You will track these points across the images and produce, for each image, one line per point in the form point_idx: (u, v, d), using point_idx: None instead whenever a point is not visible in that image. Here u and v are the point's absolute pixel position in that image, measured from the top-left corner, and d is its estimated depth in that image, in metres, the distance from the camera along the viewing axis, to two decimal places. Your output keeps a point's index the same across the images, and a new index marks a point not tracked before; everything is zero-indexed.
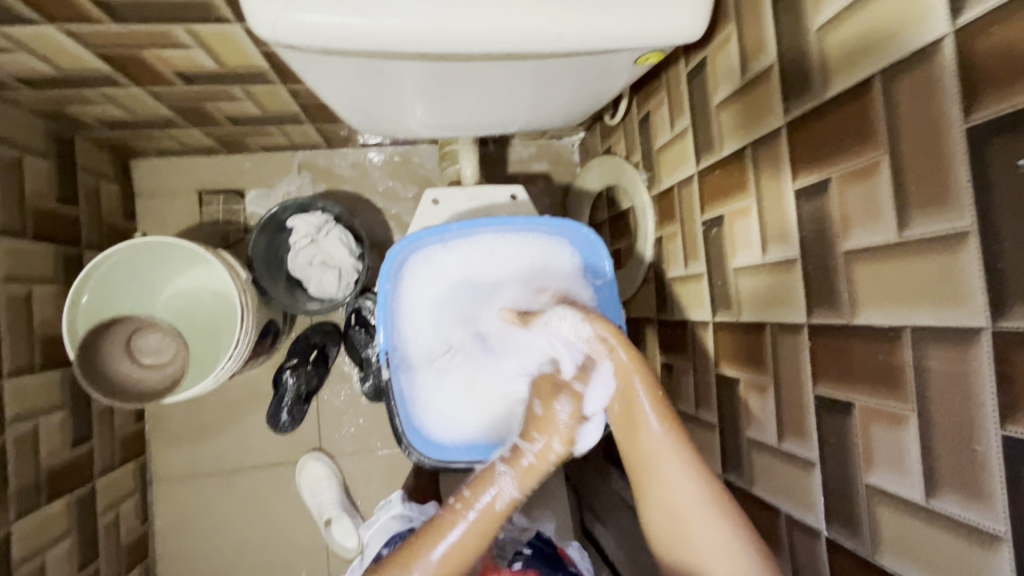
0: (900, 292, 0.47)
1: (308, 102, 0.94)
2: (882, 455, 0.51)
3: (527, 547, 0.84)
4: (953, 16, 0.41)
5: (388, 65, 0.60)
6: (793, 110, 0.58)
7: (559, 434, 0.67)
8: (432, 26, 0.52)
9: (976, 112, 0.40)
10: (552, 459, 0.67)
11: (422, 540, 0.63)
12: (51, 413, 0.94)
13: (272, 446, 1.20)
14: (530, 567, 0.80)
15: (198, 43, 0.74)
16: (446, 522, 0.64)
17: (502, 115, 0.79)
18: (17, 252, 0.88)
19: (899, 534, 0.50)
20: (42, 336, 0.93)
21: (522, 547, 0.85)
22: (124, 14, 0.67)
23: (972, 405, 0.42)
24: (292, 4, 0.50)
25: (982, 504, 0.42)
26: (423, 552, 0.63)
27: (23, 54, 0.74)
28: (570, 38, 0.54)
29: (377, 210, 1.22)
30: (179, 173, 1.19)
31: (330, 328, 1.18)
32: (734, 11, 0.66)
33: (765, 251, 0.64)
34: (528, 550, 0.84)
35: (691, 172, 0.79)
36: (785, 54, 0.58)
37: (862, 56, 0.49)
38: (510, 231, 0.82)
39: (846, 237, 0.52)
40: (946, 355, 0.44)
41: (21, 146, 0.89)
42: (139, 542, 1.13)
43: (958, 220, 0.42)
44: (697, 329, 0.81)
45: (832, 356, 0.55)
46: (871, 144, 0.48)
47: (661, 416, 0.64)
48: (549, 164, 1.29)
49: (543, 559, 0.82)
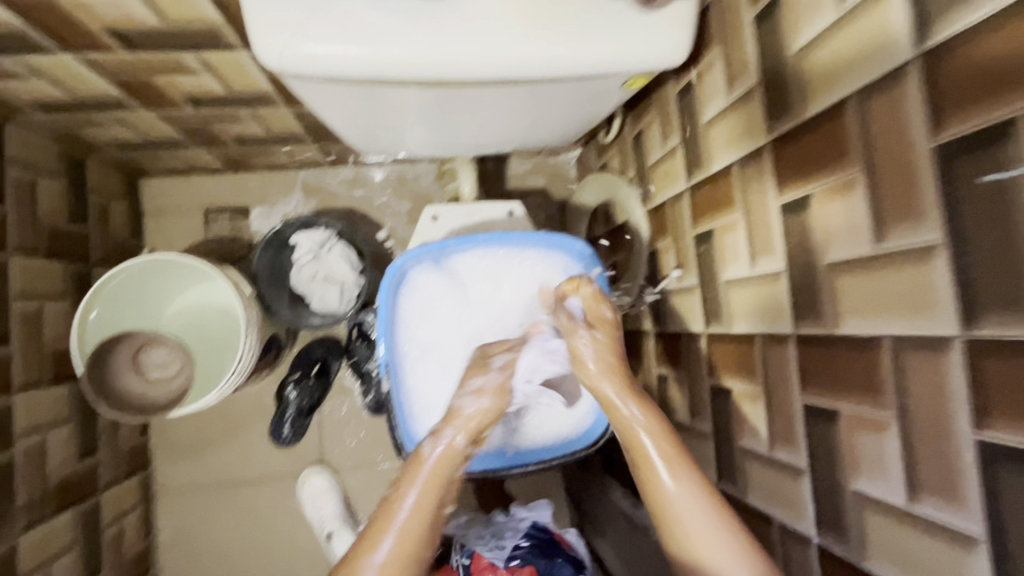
0: (879, 303, 0.49)
1: (311, 122, 0.97)
2: (867, 461, 0.52)
3: (525, 541, 0.83)
4: (918, 41, 0.44)
5: (387, 90, 0.63)
6: (775, 130, 0.60)
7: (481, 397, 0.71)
8: (428, 54, 0.54)
9: (940, 132, 0.42)
10: (475, 431, 0.69)
11: (364, 544, 0.62)
12: (58, 427, 0.95)
13: (275, 459, 1.22)
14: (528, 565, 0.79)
15: (207, 69, 0.77)
16: (382, 523, 0.63)
17: (498, 135, 0.82)
18: (28, 270, 0.91)
19: (886, 540, 0.51)
20: (52, 351, 0.96)
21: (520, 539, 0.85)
22: (137, 44, 0.70)
23: (949, 413, 0.44)
24: (294, 34, 0.52)
25: (961, 507, 0.44)
26: (367, 554, 0.61)
27: (39, 81, 0.77)
28: (559, 63, 0.57)
29: (378, 226, 1.25)
30: (184, 191, 1.22)
31: (332, 343, 1.20)
32: (719, 35, 0.69)
33: (753, 264, 0.66)
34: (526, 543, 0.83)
35: (682, 188, 0.81)
36: (767, 76, 0.61)
37: (836, 80, 0.52)
38: (506, 245, 0.84)
39: (829, 250, 0.54)
40: (922, 363, 0.45)
41: (35, 167, 0.92)
42: (141, 555, 1.14)
43: (928, 233, 0.44)
44: (691, 341, 0.83)
45: (819, 366, 0.57)
46: (848, 162, 0.51)
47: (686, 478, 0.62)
48: (546, 180, 1.31)
49: (538, 555, 0.81)
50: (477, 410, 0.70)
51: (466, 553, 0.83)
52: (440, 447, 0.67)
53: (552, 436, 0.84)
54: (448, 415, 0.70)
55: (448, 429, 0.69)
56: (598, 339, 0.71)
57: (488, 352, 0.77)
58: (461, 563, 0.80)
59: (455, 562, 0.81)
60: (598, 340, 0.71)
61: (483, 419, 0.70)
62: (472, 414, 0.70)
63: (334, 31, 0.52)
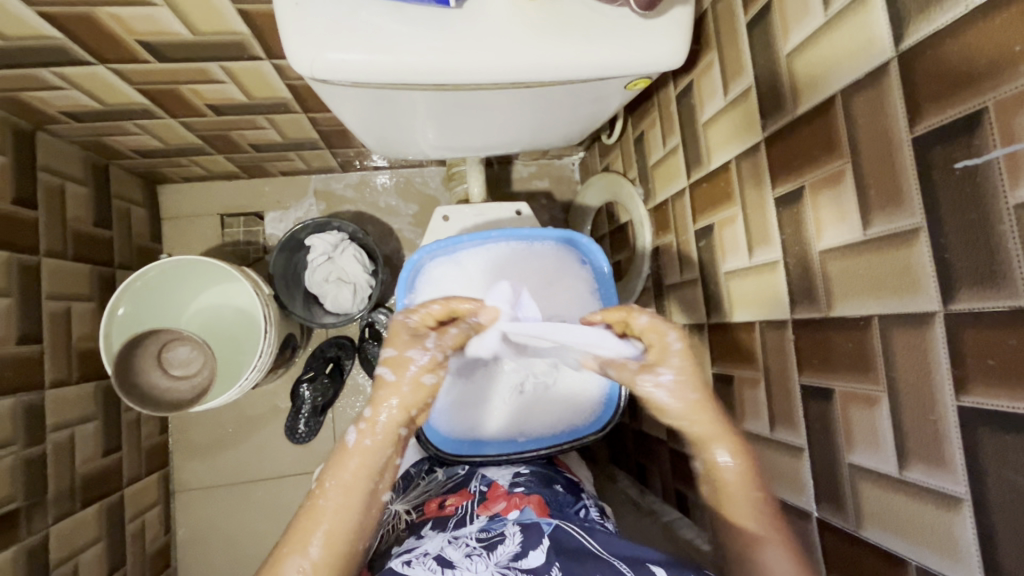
0: (867, 285, 0.53)
1: (326, 128, 1.02)
2: (860, 434, 0.56)
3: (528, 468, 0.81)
4: (896, 42, 0.48)
5: (403, 94, 0.67)
6: (769, 126, 0.64)
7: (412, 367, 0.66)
8: (444, 61, 0.59)
9: (918, 124, 0.46)
10: (407, 401, 0.66)
11: (291, 543, 0.59)
12: (85, 423, 0.99)
13: (290, 456, 1.25)
14: (538, 495, 0.72)
15: (230, 78, 0.82)
16: (310, 521, 0.61)
17: (506, 136, 0.86)
18: (57, 272, 0.95)
19: (880, 508, 0.54)
20: (79, 350, 1.00)
21: (520, 468, 0.83)
22: (167, 55, 0.74)
23: (933, 383, 0.47)
24: (324, 43, 0.56)
25: (947, 470, 0.47)
26: (295, 553, 0.59)
27: (73, 91, 0.81)
28: (566, 67, 0.61)
29: (388, 229, 1.30)
30: (200, 197, 1.27)
31: (344, 342, 1.24)
32: (716, 39, 0.73)
33: (751, 255, 0.70)
34: (532, 479, 0.78)
35: (682, 185, 0.85)
36: (761, 76, 0.65)
37: (824, 79, 0.56)
38: (516, 241, 0.88)
39: (821, 238, 0.58)
40: (907, 337, 0.49)
41: (63, 174, 0.96)
42: (162, 550, 1.18)
43: (910, 217, 0.48)
44: (695, 331, 0.86)
45: (815, 347, 0.60)
46: (837, 154, 0.54)
47: (744, 498, 0.61)
48: (550, 182, 1.36)
49: (547, 492, 0.74)
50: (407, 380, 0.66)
51: (485, 480, 0.79)
52: (362, 429, 0.65)
53: (554, 427, 0.88)
54: (375, 387, 0.67)
55: (374, 411, 0.65)
56: (678, 380, 0.64)
57: (415, 324, 0.70)
58: (479, 489, 0.76)
59: (473, 489, 0.77)
60: (680, 385, 0.64)
61: (413, 392, 0.67)
62: (403, 386, 0.66)
63: (360, 41, 0.56)
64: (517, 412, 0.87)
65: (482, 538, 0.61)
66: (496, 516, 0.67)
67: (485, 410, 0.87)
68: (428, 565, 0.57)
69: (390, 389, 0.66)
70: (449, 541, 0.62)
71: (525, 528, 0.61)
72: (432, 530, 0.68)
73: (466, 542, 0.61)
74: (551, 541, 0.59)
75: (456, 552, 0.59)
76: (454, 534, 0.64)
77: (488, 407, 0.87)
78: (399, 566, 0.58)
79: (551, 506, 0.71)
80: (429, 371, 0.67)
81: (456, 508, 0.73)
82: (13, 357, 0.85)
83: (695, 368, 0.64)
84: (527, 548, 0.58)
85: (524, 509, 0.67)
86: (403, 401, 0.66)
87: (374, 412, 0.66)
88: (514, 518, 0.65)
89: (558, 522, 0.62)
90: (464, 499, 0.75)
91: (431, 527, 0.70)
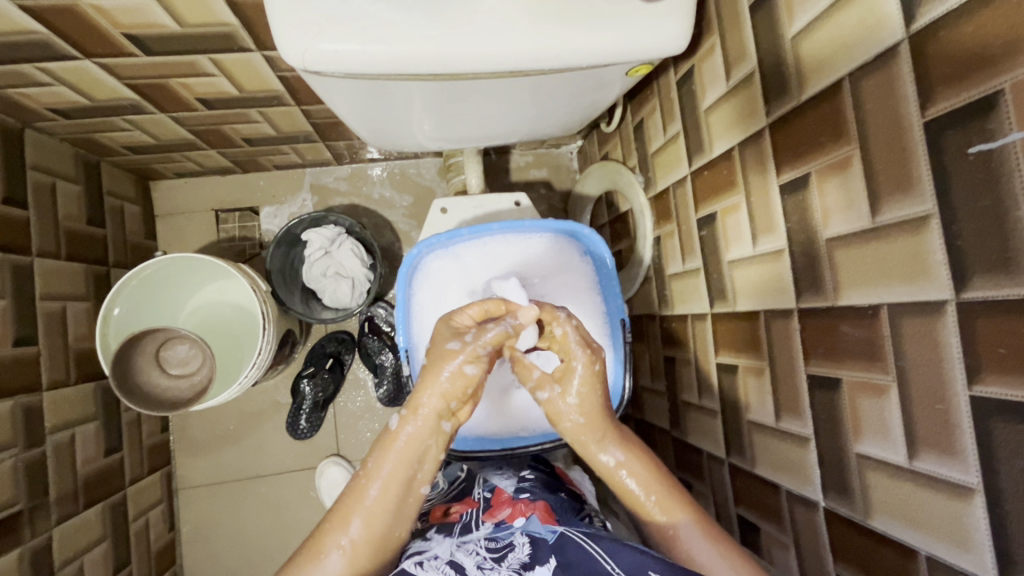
0: (877, 274, 0.52)
1: (320, 120, 1.00)
2: (868, 423, 0.55)
3: (530, 475, 0.81)
4: (907, 23, 0.46)
5: (402, 84, 0.65)
6: (774, 111, 0.63)
7: (461, 357, 0.64)
8: (440, 50, 0.57)
9: (930, 108, 0.45)
10: (449, 395, 0.64)
11: (333, 521, 0.61)
12: (85, 424, 0.98)
13: (292, 452, 1.25)
14: (542, 501, 0.72)
15: (221, 71, 0.80)
16: (353, 501, 0.62)
17: (504, 126, 0.84)
18: (52, 272, 0.94)
19: (889, 498, 0.54)
20: (76, 350, 0.99)
21: (522, 474, 0.82)
22: (155, 48, 0.72)
23: (944, 374, 0.46)
24: (316, 33, 0.54)
25: (958, 460, 0.46)
26: (336, 533, 0.60)
27: (60, 87, 0.79)
28: (565, 53, 0.60)
29: (385, 222, 1.28)
30: (195, 192, 1.25)
31: (343, 337, 1.23)
32: (718, 22, 0.71)
33: (756, 244, 0.69)
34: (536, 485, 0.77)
35: (684, 173, 0.84)
36: (765, 60, 0.63)
37: (830, 63, 0.54)
38: (514, 233, 0.87)
39: (828, 225, 0.57)
40: (917, 327, 0.48)
41: (54, 171, 0.95)
42: (167, 548, 1.17)
43: (920, 204, 0.47)
44: (697, 321, 0.86)
45: (821, 335, 0.60)
46: (844, 140, 0.53)
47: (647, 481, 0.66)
48: (548, 172, 1.34)
49: (552, 502, 0.73)
50: (453, 372, 0.64)
51: (488, 487, 0.78)
52: (407, 419, 0.64)
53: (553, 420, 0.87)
54: (424, 378, 0.65)
55: (423, 399, 0.64)
56: (581, 403, 0.68)
57: (457, 323, 0.69)
58: (483, 496, 0.76)
59: (478, 497, 0.77)
60: (579, 404, 0.68)
61: (459, 383, 0.64)
62: (445, 381, 0.64)
63: (353, 30, 0.55)
64: (520, 408, 0.87)
65: (492, 547, 0.61)
66: (501, 524, 0.67)
67: (487, 404, 0.86)
68: (441, 571, 0.57)
69: (434, 384, 0.64)
70: (458, 547, 0.62)
71: (534, 540, 0.61)
72: (438, 535, 0.67)
73: (476, 550, 0.61)
74: (558, 553, 0.58)
75: (468, 560, 0.59)
76: (462, 539, 0.64)
77: (492, 405, 0.87)
78: (411, 568, 0.58)
79: (557, 513, 0.70)
80: (472, 364, 0.65)
81: (461, 514, 0.73)
82: (10, 359, 0.84)
83: (594, 392, 0.68)
84: (534, 561, 0.57)
85: (530, 517, 0.66)
86: (446, 392, 0.64)
87: (417, 401, 0.65)
88: (521, 526, 0.65)
89: (563, 531, 0.62)
90: (469, 506, 0.74)
91: (436, 531, 0.69)
